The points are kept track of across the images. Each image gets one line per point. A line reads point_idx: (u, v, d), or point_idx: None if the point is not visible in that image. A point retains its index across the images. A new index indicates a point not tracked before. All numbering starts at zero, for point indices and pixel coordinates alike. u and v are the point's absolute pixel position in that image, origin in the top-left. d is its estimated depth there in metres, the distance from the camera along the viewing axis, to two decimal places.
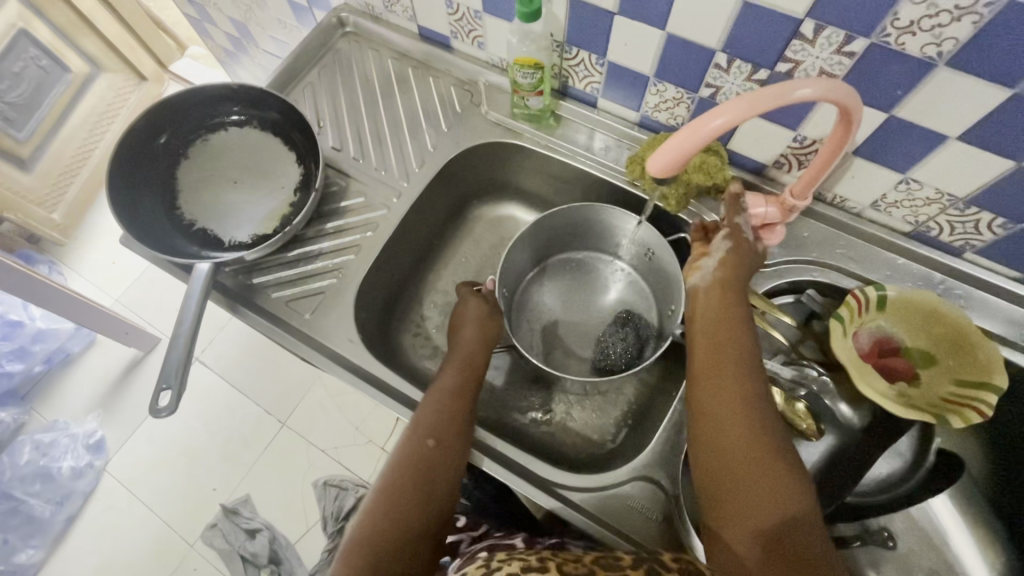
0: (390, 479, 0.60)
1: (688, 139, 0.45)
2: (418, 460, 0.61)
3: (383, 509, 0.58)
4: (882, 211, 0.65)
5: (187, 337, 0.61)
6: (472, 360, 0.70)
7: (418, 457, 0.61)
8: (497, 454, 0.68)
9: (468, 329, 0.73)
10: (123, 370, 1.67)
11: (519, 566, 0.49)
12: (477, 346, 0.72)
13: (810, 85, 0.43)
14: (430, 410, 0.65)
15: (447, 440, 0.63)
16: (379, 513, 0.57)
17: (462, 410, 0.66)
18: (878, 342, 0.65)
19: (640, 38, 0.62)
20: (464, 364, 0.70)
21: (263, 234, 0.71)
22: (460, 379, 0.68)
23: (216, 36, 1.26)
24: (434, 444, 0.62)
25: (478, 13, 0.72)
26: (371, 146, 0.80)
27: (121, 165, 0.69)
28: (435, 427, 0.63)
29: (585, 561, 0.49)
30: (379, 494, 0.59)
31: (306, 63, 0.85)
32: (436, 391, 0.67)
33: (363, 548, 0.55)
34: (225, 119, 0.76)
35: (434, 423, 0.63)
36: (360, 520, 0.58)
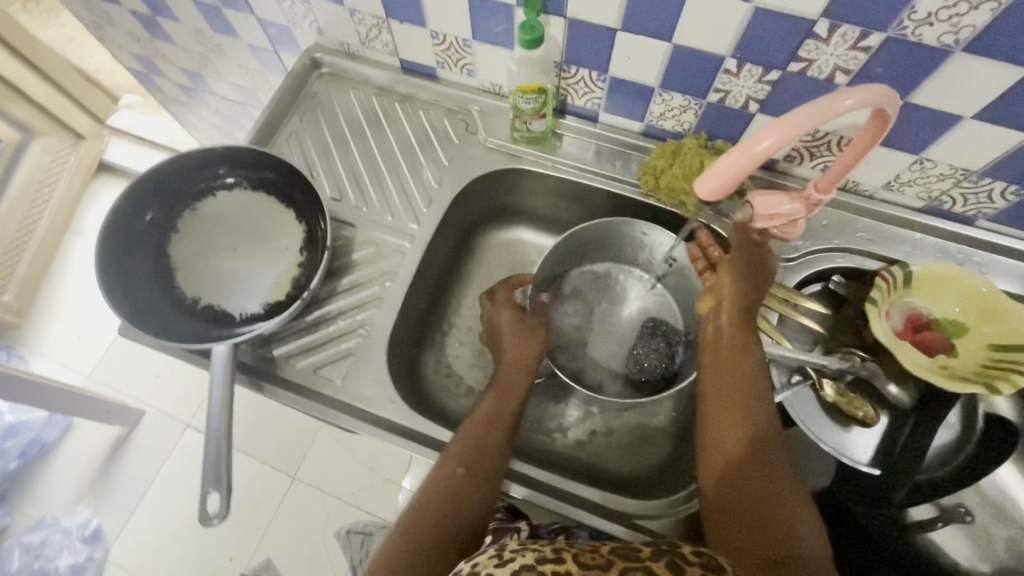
0: (418, 508, 0.58)
1: (739, 164, 0.45)
2: (451, 488, 0.58)
3: (407, 539, 0.55)
4: (895, 190, 0.67)
5: (224, 431, 0.56)
6: (512, 378, 0.65)
7: (450, 486, 0.58)
8: (527, 479, 0.67)
9: (508, 341, 0.67)
10: (108, 451, 1.56)
11: (534, 557, 0.48)
12: (521, 362, 0.66)
13: (856, 96, 0.42)
14: (466, 438, 0.61)
15: (481, 473, 0.59)
16: (398, 553, 0.55)
17: (497, 441, 0.61)
18: (910, 319, 0.67)
19: (645, 52, 0.61)
20: (505, 385, 0.65)
21: (276, 302, 0.67)
22: (500, 403, 0.64)
23: (166, 87, 1.18)
24: (465, 472, 0.59)
25: (467, 41, 0.69)
26: (371, 191, 0.76)
27: (111, 252, 0.64)
28: (475, 457, 0.60)
29: (602, 552, 0.48)
30: (408, 523, 0.57)
31: (286, 111, 0.80)
32: (475, 418, 0.63)
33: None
34: (212, 183, 0.71)
35: (470, 451, 0.60)
36: (383, 550, 0.56)
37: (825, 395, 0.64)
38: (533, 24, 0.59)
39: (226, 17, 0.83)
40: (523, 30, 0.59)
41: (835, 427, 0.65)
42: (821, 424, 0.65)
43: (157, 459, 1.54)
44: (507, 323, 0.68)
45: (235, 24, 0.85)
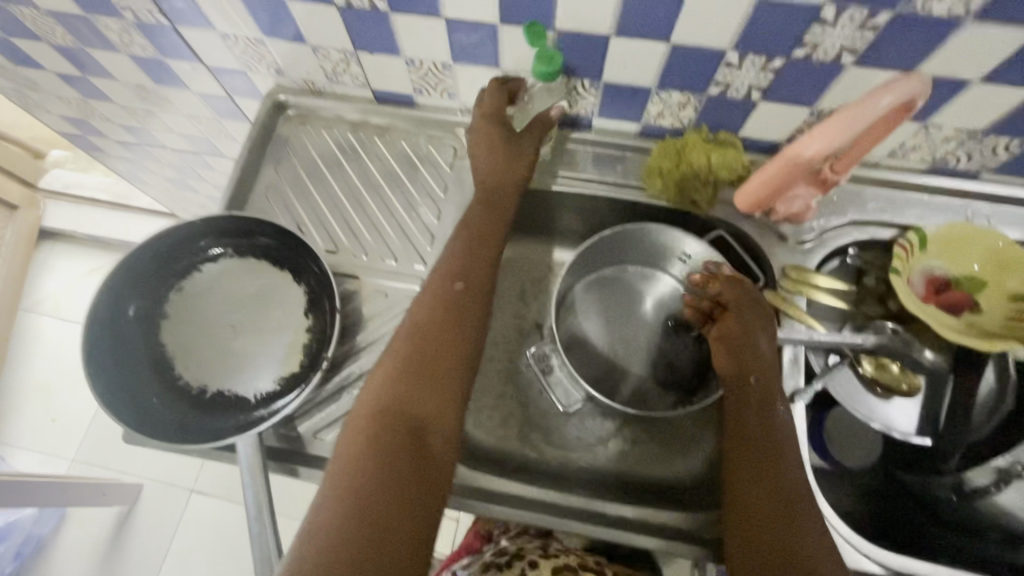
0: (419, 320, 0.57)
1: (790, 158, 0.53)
2: (443, 300, 0.58)
3: (407, 359, 0.54)
4: (899, 157, 0.67)
5: (270, 532, 0.52)
6: (489, 193, 0.65)
7: (441, 301, 0.58)
8: (539, 502, 0.67)
9: (484, 127, 0.64)
10: (111, 534, 1.47)
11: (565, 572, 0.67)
12: (498, 174, 0.65)
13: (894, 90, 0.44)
14: (451, 265, 0.61)
15: (473, 289, 0.59)
16: (405, 358, 0.55)
17: (486, 262, 0.62)
18: (930, 281, 0.67)
19: (640, 55, 0.58)
20: (487, 205, 0.65)
21: (291, 374, 0.62)
22: (482, 219, 0.64)
23: (106, 146, 1.09)
24: (463, 287, 0.59)
25: (447, 65, 0.65)
26: (366, 235, 0.72)
27: (100, 356, 0.58)
28: (467, 275, 0.60)
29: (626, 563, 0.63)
30: (404, 345, 0.56)
31: (256, 163, 0.74)
32: (462, 231, 0.63)
33: (391, 397, 0.52)
34: (195, 258, 0.65)
35: (461, 267, 0.60)
36: (379, 373, 0.55)
37: (864, 371, 0.65)
38: (551, 56, 0.58)
39: (170, 68, 0.76)
40: (540, 60, 0.58)
41: (877, 400, 0.66)
42: (863, 400, 0.65)
43: (165, 532, 1.46)
44: (485, 117, 0.64)
45: (180, 74, 0.77)
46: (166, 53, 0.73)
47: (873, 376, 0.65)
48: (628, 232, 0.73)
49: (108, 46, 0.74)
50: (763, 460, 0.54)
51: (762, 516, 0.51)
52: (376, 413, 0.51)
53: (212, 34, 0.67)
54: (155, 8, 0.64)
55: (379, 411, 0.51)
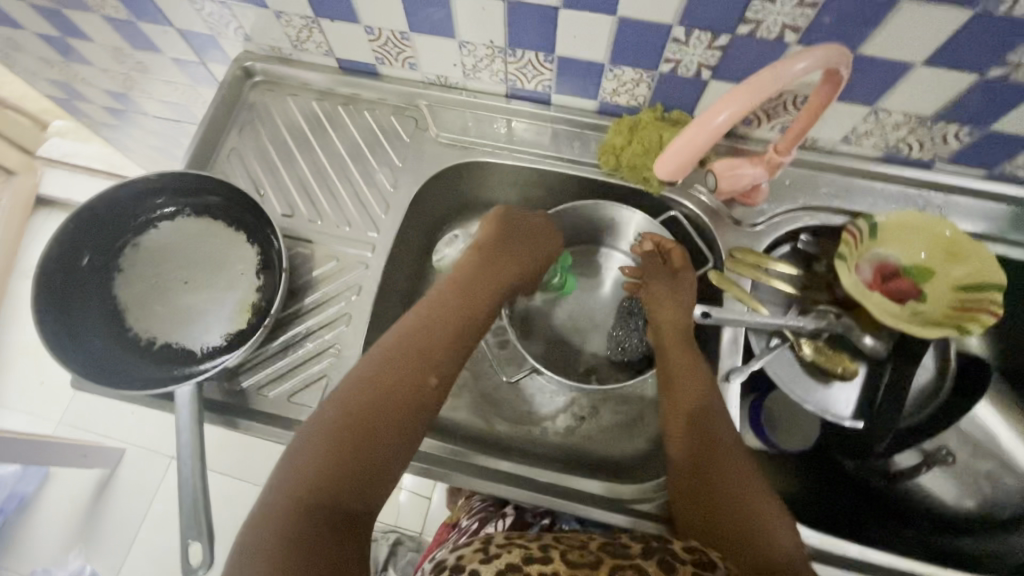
0: (377, 388, 0.54)
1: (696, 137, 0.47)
2: (401, 384, 0.54)
3: (345, 439, 0.51)
4: (853, 143, 0.67)
5: (200, 476, 0.54)
6: (495, 265, 0.65)
7: (396, 383, 0.54)
8: (499, 473, 0.67)
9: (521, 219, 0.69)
10: (91, 495, 1.50)
11: (521, 554, 0.48)
12: (521, 267, 0.67)
13: (806, 57, 0.43)
14: (415, 351, 0.56)
15: (427, 387, 0.55)
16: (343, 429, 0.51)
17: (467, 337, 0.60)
18: (879, 269, 0.67)
19: (590, 28, 0.59)
20: (467, 289, 0.63)
21: (238, 331, 0.64)
22: (467, 297, 0.62)
23: (91, 111, 1.11)
24: (436, 381, 0.55)
25: (405, 34, 0.66)
26: (323, 201, 0.73)
27: (51, 303, 0.60)
28: (434, 363, 0.56)
29: (591, 549, 0.49)
30: (345, 422, 0.52)
31: (221, 127, 0.76)
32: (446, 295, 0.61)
33: (323, 473, 0.49)
34: (152, 215, 0.67)
35: (428, 356, 0.56)
36: (309, 442, 0.51)
37: (804, 354, 0.65)
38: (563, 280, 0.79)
39: (142, 32, 0.77)
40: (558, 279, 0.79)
41: (817, 384, 0.66)
42: (804, 383, 0.66)
43: (143, 496, 1.49)
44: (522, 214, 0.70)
45: (153, 38, 0.79)
46: (138, 15, 0.74)
47: (814, 360, 0.65)
48: (583, 209, 0.74)
49: (83, 8, 0.75)
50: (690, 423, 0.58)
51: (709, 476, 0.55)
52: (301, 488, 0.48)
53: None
54: None
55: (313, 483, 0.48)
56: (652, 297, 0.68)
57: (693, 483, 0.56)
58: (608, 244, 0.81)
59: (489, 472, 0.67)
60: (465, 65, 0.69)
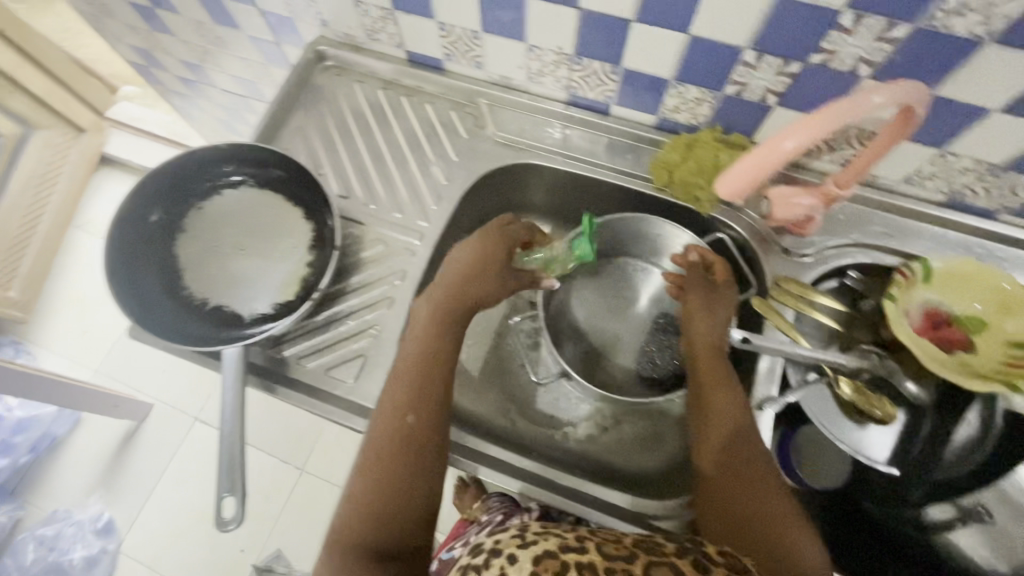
0: (376, 448, 0.56)
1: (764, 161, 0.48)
2: (388, 441, 0.56)
3: (372, 499, 0.54)
4: (915, 184, 0.65)
5: (239, 436, 0.56)
6: (462, 292, 0.62)
7: (398, 441, 0.56)
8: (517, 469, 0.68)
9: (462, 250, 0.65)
10: (118, 444, 1.56)
11: (558, 543, 0.48)
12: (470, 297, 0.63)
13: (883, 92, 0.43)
14: (400, 405, 0.58)
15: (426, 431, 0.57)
16: (362, 487, 0.55)
17: (439, 374, 0.59)
18: (929, 316, 0.65)
19: (660, 43, 0.59)
20: (437, 328, 0.61)
21: (286, 301, 0.66)
22: (425, 343, 0.61)
23: (166, 80, 1.17)
24: (412, 421, 0.57)
25: (476, 33, 0.68)
26: (378, 187, 0.75)
27: (119, 254, 0.63)
28: (412, 402, 0.57)
29: (625, 544, 0.50)
30: (368, 487, 0.55)
31: (290, 106, 0.79)
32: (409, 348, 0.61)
33: (360, 521, 0.54)
34: (218, 181, 0.70)
35: (414, 397, 0.58)
36: (346, 495, 0.56)
37: (842, 392, 0.63)
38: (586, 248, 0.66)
39: (227, 9, 0.81)
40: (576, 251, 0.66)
41: (851, 425, 0.64)
42: (837, 422, 0.64)
43: (165, 452, 1.54)
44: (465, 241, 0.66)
45: (235, 15, 0.83)
46: None
47: (851, 400, 0.63)
48: (631, 221, 0.74)
49: None
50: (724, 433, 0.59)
51: (737, 490, 0.56)
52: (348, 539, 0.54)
53: None
54: None
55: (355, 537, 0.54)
56: (687, 307, 0.68)
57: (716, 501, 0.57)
58: (644, 257, 0.81)
59: (508, 468, 0.68)
60: (531, 68, 0.71)
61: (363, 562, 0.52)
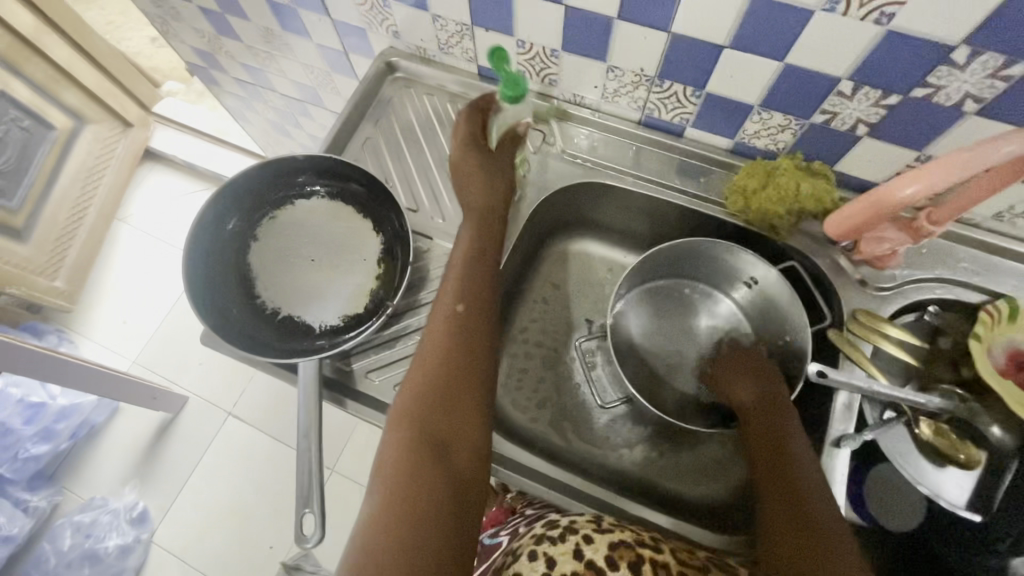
0: (432, 344, 0.58)
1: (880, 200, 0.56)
2: (444, 330, 0.59)
3: (395, 479, 0.51)
4: (1003, 221, 0.63)
5: (314, 454, 0.56)
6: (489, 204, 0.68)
7: (423, 406, 0.55)
8: (566, 487, 0.65)
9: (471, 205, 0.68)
10: (154, 435, 1.59)
11: (631, 536, 0.58)
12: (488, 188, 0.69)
13: (1016, 140, 0.46)
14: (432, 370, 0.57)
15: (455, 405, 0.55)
16: (421, 380, 0.56)
17: (485, 278, 0.63)
18: (1012, 356, 0.63)
19: (751, 70, 0.58)
20: (468, 293, 0.61)
21: (356, 314, 0.67)
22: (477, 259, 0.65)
23: (224, 82, 1.18)
24: (463, 309, 0.60)
25: (555, 52, 0.67)
26: (446, 201, 0.75)
27: (196, 262, 0.64)
28: (460, 292, 0.61)
29: (698, 555, 0.58)
30: (391, 460, 0.52)
31: (359, 116, 0.79)
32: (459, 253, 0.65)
33: (419, 414, 0.54)
34: (291, 191, 0.70)
35: (464, 289, 0.62)
36: (402, 397, 0.56)
37: (920, 432, 0.63)
38: (516, 79, 0.65)
39: (299, 18, 0.82)
40: (508, 85, 0.65)
41: (930, 466, 0.63)
42: (916, 462, 0.63)
43: (200, 445, 1.56)
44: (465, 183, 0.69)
45: (306, 24, 0.83)
46: (301, 3, 0.78)
47: (931, 442, 0.63)
48: (712, 244, 0.72)
49: None
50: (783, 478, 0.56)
51: (805, 537, 0.52)
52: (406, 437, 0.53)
53: None
54: None
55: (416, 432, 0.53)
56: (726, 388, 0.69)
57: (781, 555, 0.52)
58: (702, 278, 0.79)
59: (561, 489, 0.65)
60: (607, 88, 0.70)
61: (424, 451, 0.52)
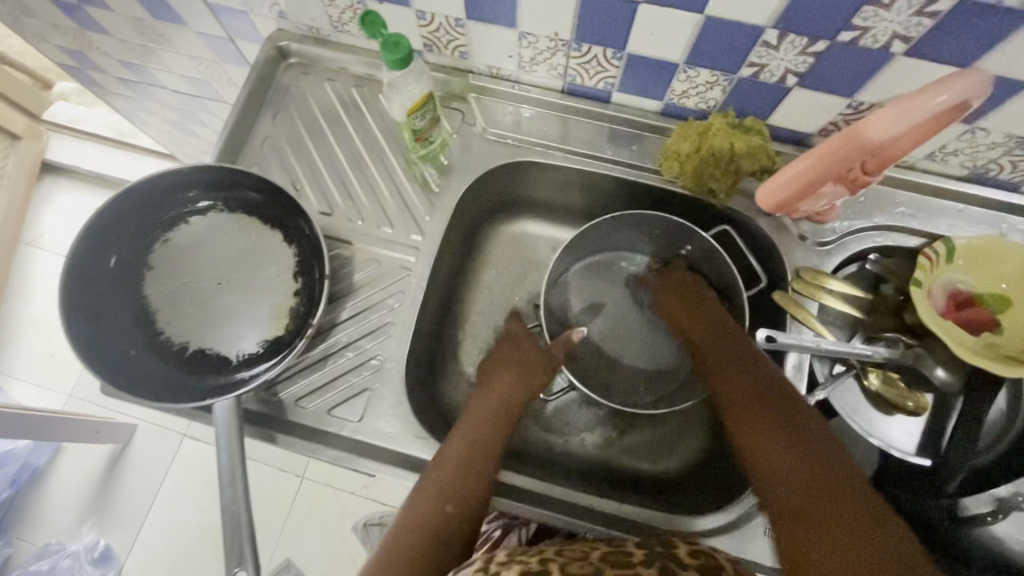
0: (460, 436, 0.58)
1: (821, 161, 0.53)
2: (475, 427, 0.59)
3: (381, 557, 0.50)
4: (938, 160, 0.62)
5: (242, 502, 0.51)
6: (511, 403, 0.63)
7: (427, 499, 0.53)
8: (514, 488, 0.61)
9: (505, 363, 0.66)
10: (104, 469, 1.48)
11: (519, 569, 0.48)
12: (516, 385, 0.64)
13: (947, 88, 0.43)
14: (450, 467, 0.55)
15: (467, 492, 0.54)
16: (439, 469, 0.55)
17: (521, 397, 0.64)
18: (951, 296, 0.63)
19: (671, 26, 0.53)
20: (502, 413, 0.62)
21: (276, 338, 0.61)
22: (518, 384, 0.64)
23: (107, 82, 1.05)
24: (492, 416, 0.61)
25: (459, 21, 0.60)
26: (363, 198, 0.68)
27: (79, 307, 0.56)
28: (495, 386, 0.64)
29: (591, 560, 0.50)
30: (390, 541, 0.52)
31: (254, 113, 0.70)
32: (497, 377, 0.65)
33: (421, 508, 0.53)
34: (183, 209, 0.62)
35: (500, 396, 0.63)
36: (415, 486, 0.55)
37: (869, 384, 0.63)
38: (396, 40, 0.55)
39: (168, 3, 0.71)
40: (386, 48, 0.56)
41: (880, 415, 0.64)
42: (866, 413, 0.64)
43: (157, 473, 1.46)
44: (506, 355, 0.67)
45: (178, 10, 0.72)
46: None
47: (879, 392, 0.63)
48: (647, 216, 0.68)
49: None
50: (783, 431, 0.52)
51: (807, 454, 0.50)
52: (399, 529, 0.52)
53: None
54: None
55: (411, 524, 0.52)
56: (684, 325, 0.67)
57: (808, 516, 0.47)
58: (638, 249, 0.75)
59: (509, 493, 0.61)
60: (523, 57, 0.64)
61: (411, 549, 0.51)
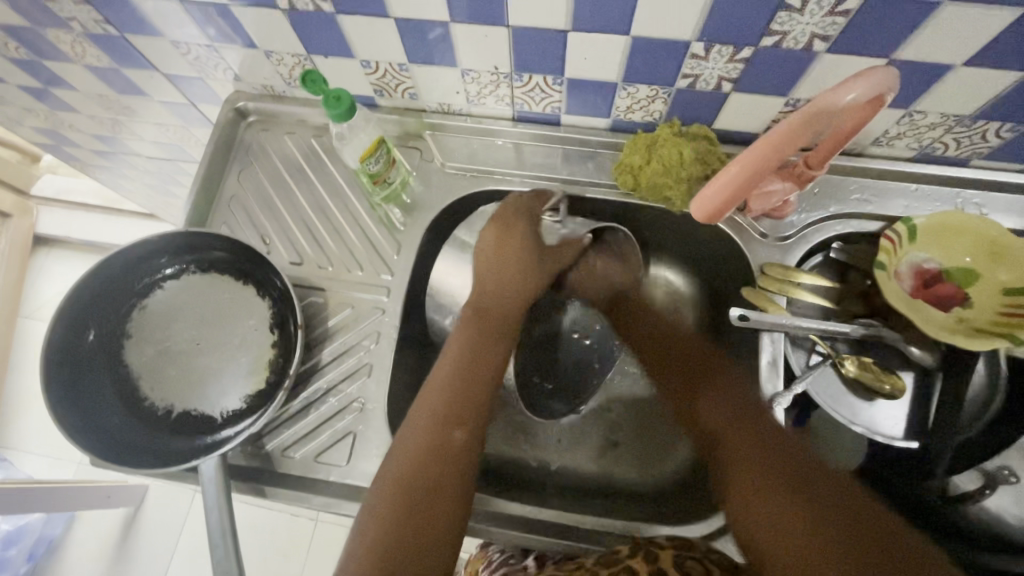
0: (469, 333, 0.61)
1: (747, 169, 0.49)
2: (487, 335, 0.62)
3: (415, 461, 0.52)
4: (884, 145, 0.63)
5: (233, 558, 0.52)
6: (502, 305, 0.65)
7: (454, 392, 0.57)
8: (498, 515, 0.62)
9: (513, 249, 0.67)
10: (120, 533, 1.48)
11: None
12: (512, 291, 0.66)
13: (852, 90, 0.44)
14: (453, 362, 0.59)
15: (473, 418, 0.56)
16: (453, 365, 0.59)
17: (514, 298, 0.66)
18: (918, 275, 0.63)
19: (602, 49, 0.55)
20: (492, 316, 0.64)
21: (257, 391, 0.62)
22: (502, 267, 0.66)
23: (83, 155, 1.07)
24: (484, 319, 0.63)
25: (401, 66, 0.62)
26: (331, 244, 0.70)
27: (62, 384, 0.58)
28: (489, 287, 0.66)
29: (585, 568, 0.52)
30: (414, 445, 0.53)
31: (220, 173, 0.73)
32: (489, 266, 0.66)
33: (440, 398, 0.56)
34: (156, 276, 0.64)
35: (495, 303, 0.65)
36: (429, 387, 0.57)
37: (847, 369, 0.63)
38: (339, 95, 0.58)
39: (127, 77, 0.74)
40: (330, 103, 0.58)
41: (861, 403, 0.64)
42: (847, 402, 0.64)
43: (171, 531, 1.46)
44: (486, 250, 0.67)
45: (139, 83, 0.75)
46: (121, 62, 0.70)
47: (856, 377, 0.63)
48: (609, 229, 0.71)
49: (63, 58, 0.72)
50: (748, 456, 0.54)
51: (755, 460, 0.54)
52: (422, 436, 0.53)
53: (161, 42, 0.65)
54: (100, 17, 0.62)
55: (437, 416, 0.54)
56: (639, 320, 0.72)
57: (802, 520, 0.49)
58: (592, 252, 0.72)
59: (505, 522, 0.61)
60: (469, 92, 0.66)
61: (444, 433, 0.54)
